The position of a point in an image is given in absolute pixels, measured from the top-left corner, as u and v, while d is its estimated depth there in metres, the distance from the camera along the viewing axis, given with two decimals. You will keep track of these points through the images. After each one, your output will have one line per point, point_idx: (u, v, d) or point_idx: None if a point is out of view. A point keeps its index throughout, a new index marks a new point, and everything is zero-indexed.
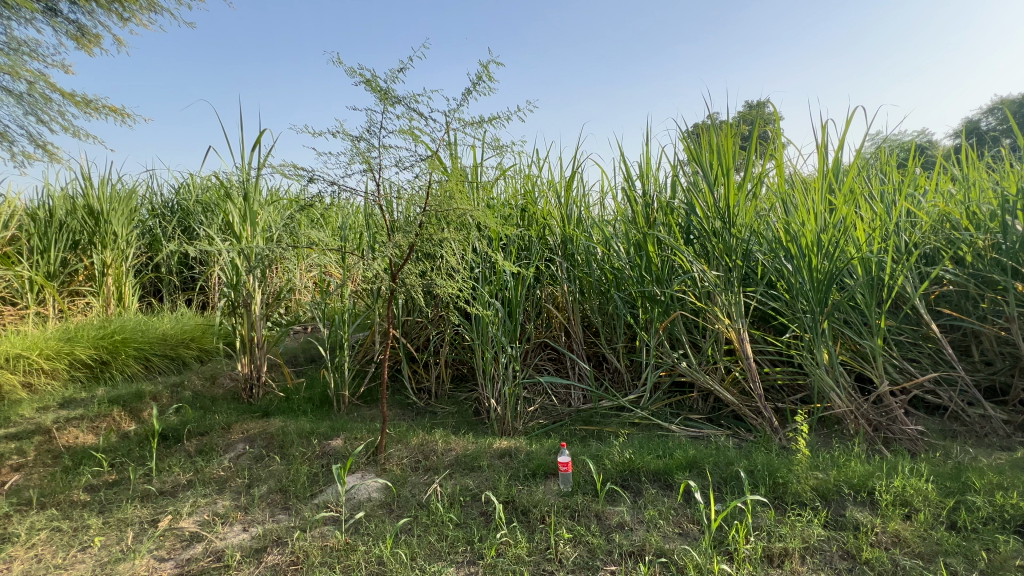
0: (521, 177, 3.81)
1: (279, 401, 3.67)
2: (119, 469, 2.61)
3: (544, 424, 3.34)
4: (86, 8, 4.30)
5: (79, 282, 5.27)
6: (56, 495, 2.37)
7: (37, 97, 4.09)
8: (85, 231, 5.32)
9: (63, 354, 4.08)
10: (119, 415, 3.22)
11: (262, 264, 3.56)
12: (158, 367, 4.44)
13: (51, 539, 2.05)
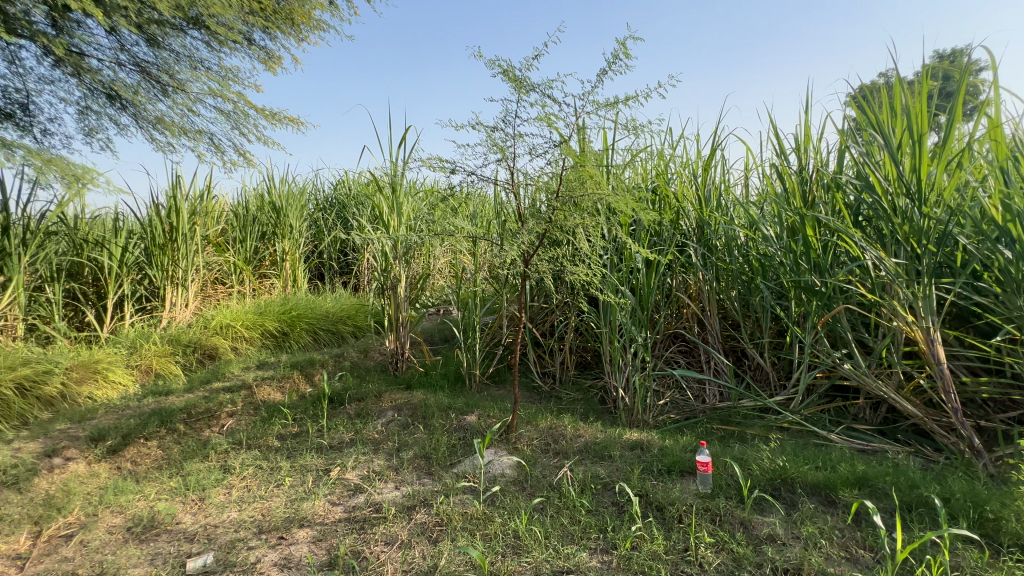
0: (654, 157, 3.61)
1: (419, 375, 4.03)
2: (299, 423, 3.12)
3: (675, 419, 3.18)
4: (273, 36, 5.07)
5: (267, 267, 6.37)
6: (257, 439, 2.92)
7: (239, 113, 4.96)
8: (270, 223, 6.40)
9: (257, 325, 4.99)
10: (297, 377, 3.83)
11: (406, 252, 3.92)
12: (324, 339, 5.21)
13: (256, 474, 2.53)
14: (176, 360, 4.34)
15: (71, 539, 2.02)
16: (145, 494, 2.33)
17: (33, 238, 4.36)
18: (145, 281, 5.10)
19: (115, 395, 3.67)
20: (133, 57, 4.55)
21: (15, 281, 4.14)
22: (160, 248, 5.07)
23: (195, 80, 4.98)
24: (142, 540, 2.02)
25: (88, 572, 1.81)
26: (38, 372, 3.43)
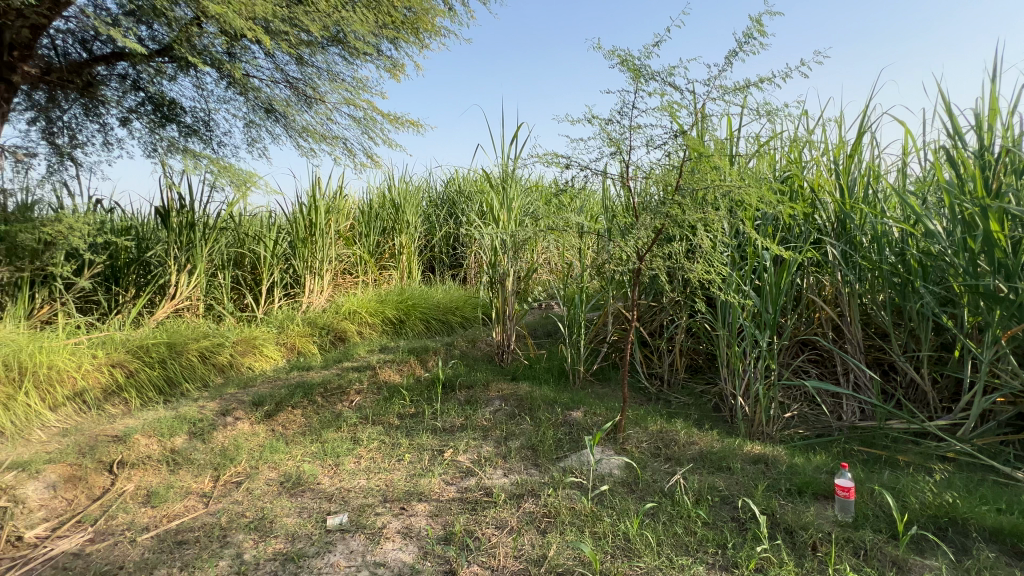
0: (786, 144, 3.25)
1: (524, 367, 4.12)
2: (416, 404, 3.36)
3: (804, 435, 2.86)
4: (398, 46, 5.46)
5: (387, 259, 6.95)
6: (380, 416, 3.21)
7: (369, 119, 5.45)
8: (391, 219, 6.97)
9: (379, 312, 5.48)
10: (413, 362, 4.13)
11: (515, 247, 4.00)
12: (435, 328, 5.60)
13: (380, 448, 2.79)
14: (314, 341, 4.92)
15: (240, 486, 2.41)
16: (293, 455, 2.70)
17: (211, 232, 5.24)
18: (290, 269, 5.81)
19: (267, 366, 4.31)
20: (285, 75, 5.22)
21: (196, 267, 5.07)
22: (302, 242, 5.78)
23: (334, 91, 5.56)
24: (292, 494, 2.34)
25: (253, 515, 2.15)
26: (213, 344, 4.11)
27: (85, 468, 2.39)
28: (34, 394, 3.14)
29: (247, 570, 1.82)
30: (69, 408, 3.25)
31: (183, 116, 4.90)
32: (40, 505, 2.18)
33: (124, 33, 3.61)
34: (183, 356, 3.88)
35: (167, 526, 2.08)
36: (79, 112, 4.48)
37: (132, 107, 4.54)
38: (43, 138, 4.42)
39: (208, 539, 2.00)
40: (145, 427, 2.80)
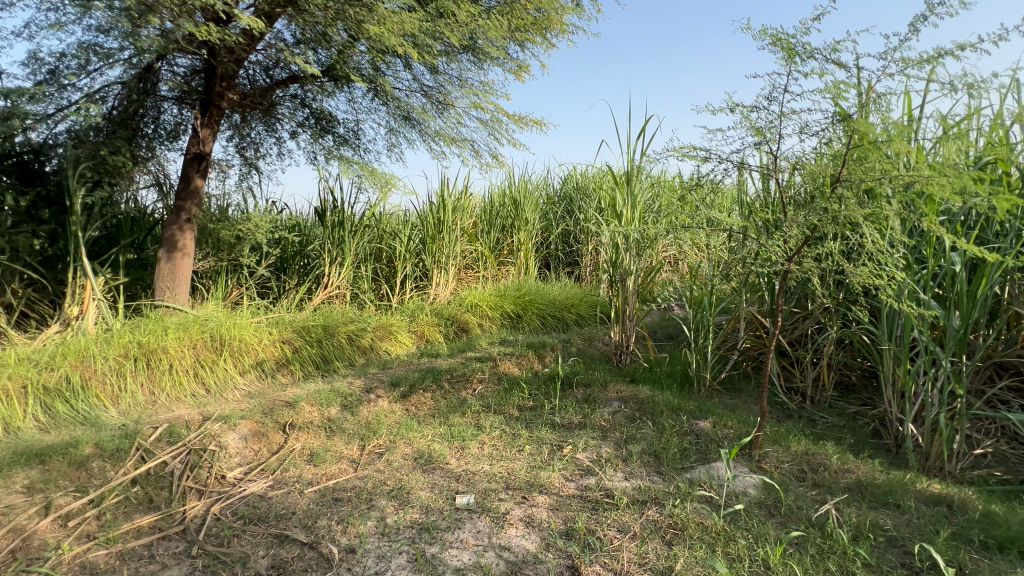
0: (989, 122, 2.66)
1: (644, 370, 3.96)
2: (535, 398, 3.43)
3: (1001, 479, 2.36)
4: (525, 48, 5.58)
5: (506, 255, 7.17)
6: (502, 406, 3.34)
7: (495, 120, 5.66)
8: (511, 217, 7.19)
9: (498, 306, 5.69)
10: (532, 356, 4.22)
11: (639, 245, 3.85)
12: (551, 324, 5.69)
13: (501, 436, 2.91)
14: (440, 331, 5.29)
15: (381, 456, 2.70)
16: (425, 434, 2.94)
17: (357, 229, 5.91)
18: (421, 263, 6.30)
19: (400, 351, 4.76)
20: (421, 84, 5.65)
21: (345, 259, 5.77)
22: (431, 239, 6.24)
23: (463, 96, 5.88)
24: (425, 470, 2.56)
25: (393, 484, 2.40)
26: (358, 328, 4.63)
27: (267, 426, 2.83)
28: (229, 361, 3.84)
29: (390, 532, 2.04)
30: (252, 374, 3.93)
31: (338, 127, 5.59)
32: (236, 451, 2.62)
33: (301, 58, 4.21)
34: (335, 337, 4.44)
35: (326, 484, 2.41)
36: (262, 128, 5.37)
37: (301, 122, 5.30)
38: (237, 152, 5.38)
39: (357, 500, 2.28)
40: (308, 396, 3.23)
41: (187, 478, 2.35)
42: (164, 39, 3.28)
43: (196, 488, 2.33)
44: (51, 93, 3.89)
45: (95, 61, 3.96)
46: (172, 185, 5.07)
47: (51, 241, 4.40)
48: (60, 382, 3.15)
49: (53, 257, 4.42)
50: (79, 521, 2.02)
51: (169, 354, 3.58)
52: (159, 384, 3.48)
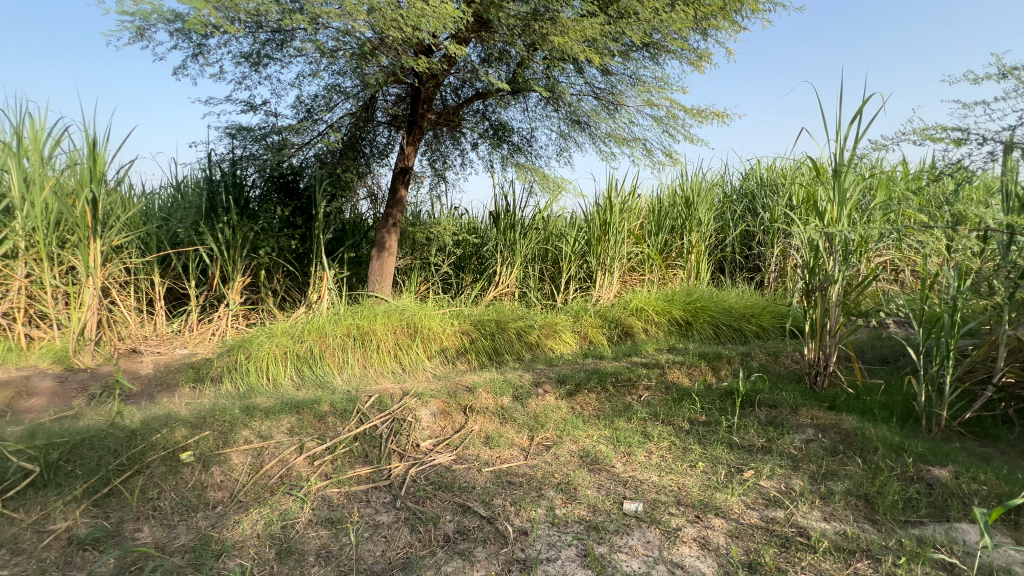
0: None
1: (849, 397, 3.33)
2: (709, 413, 3.18)
3: None
4: (708, 36, 5.18)
5: (674, 258, 6.77)
6: (671, 417, 3.17)
7: (670, 115, 5.39)
8: (682, 218, 6.76)
9: (665, 312, 5.42)
10: (705, 368, 3.91)
11: (848, 248, 3.22)
12: (726, 335, 5.23)
13: (670, 449, 2.77)
14: (604, 333, 5.26)
15: (549, 449, 2.83)
16: (590, 435, 2.97)
17: (526, 231, 6.25)
18: (585, 265, 6.34)
19: (563, 349, 4.89)
20: (593, 87, 5.68)
21: (515, 260, 6.15)
22: (596, 241, 6.25)
23: (635, 95, 5.73)
24: (591, 469, 2.59)
25: (561, 477, 2.49)
26: (526, 325, 4.89)
27: (452, 406, 3.13)
28: (420, 346, 4.43)
29: (559, 523, 2.14)
30: (437, 359, 4.47)
31: (512, 136, 5.98)
32: (427, 424, 2.98)
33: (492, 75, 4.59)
34: (506, 332, 4.77)
35: (501, 466, 2.62)
36: (449, 142, 6.05)
37: (481, 134, 5.81)
38: (429, 165, 6.16)
39: (529, 486, 2.43)
40: (485, 384, 3.44)
41: (392, 441, 2.76)
42: (382, 74, 3.91)
43: (398, 451, 2.72)
44: (308, 127, 5.01)
45: (336, 98, 4.97)
46: (382, 195, 6.07)
47: (302, 242, 5.65)
48: (307, 352, 4.04)
49: (303, 255, 5.68)
50: (321, 462, 2.55)
51: (376, 336, 4.30)
52: (370, 360, 4.21)
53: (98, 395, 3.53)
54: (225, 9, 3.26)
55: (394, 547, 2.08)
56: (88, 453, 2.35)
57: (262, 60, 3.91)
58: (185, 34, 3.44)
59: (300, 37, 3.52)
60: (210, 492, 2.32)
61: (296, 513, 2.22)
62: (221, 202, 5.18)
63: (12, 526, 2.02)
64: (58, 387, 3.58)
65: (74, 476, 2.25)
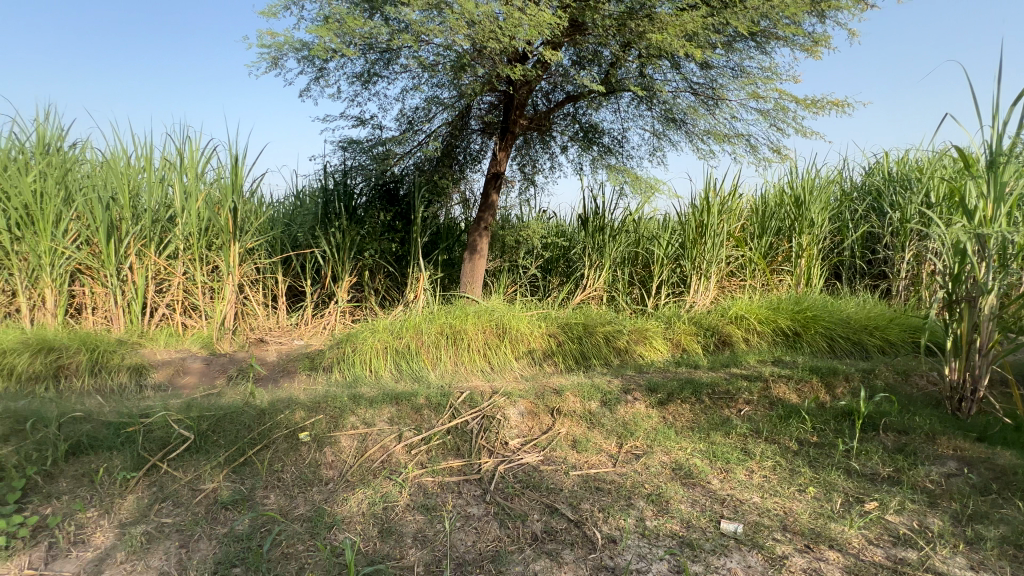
0: None
1: (1005, 428, 2.83)
2: (822, 434, 2.89)
3: None
4: (826, 18, 4.70)
5: (779, 262, 6.22)
6: (776, 435, 2.92)
7: (779, 107, 4.96)
8: (790, 218, 6.18)
9: (770, 320, 4.98)
10: (817, 384, 3.54)
11: (1006, 252, 2.72)
12: (842, 349, 4.69)
13: (775, 469, 2.58)
14: (698, 341, 4.98)
15: (639, 458, 2.75)
16: (683, 447, 2.83)
17: (616, 234, 6.08)
18: (678, 269, 6.05)
19: (654, 356, 4.75)
20: (690, 83, 5.42)
21: (603, 263, 6.03)
22: (691, 243, 5.93)
23: (738, 87, 5.36)
24: (685, 482, 2.50)
25: (652, 488, 2.44)
26: (615, 330, 4.79)
27: (540, 407, 3.14)
28: (509, 347, 4.54)
29: (650, 536, 2.13)
30: (524, 360, 4.54)
31: (603, 138, 5.90)
32: (515, 424, 3.02)
33: (586, 77, 4.56)
34: (594, 336, 4.71)
35: (588, 471, 2.61)
36: (539, 146, 6.12)
37: (571, 136, 5.81)
38: (519, 170, 6.28)
39: (618, 494, 2.40)
40: (572, 386, 3.40)
41: (482, 437, 2.84)
42: (476, 83, 4.07)
43: (487, 447, 2.80)
44: (410, 138, 5.37)
45: (435, 109, 5.26)
46: (474, 200, 6.31)
47: (402, 245, 6.05)
48: (404, 348, 4.33)
49: (402, 257, 6.09)
50: (417, 451, 2.71)
51: (468, 336, 4.48)
52: (461, 358, 4.40)
53: (235, 376, 4.08)
54: (344, 34, 3.61)
55: (484, 539, 2.18)
56: (229, 426, 2.66)
57: (372, 78, 4.26)
58: (310, 60, 3.85)
59: (406, 55, 3.79)
60: (323, 470, 2.56)
61: (395, 496, 2.39)
62: (334, 209, 5.73)
63: (173, 482, 2.37)
64: (206, 368, 4.17)
65: (218, 445, 2.56)
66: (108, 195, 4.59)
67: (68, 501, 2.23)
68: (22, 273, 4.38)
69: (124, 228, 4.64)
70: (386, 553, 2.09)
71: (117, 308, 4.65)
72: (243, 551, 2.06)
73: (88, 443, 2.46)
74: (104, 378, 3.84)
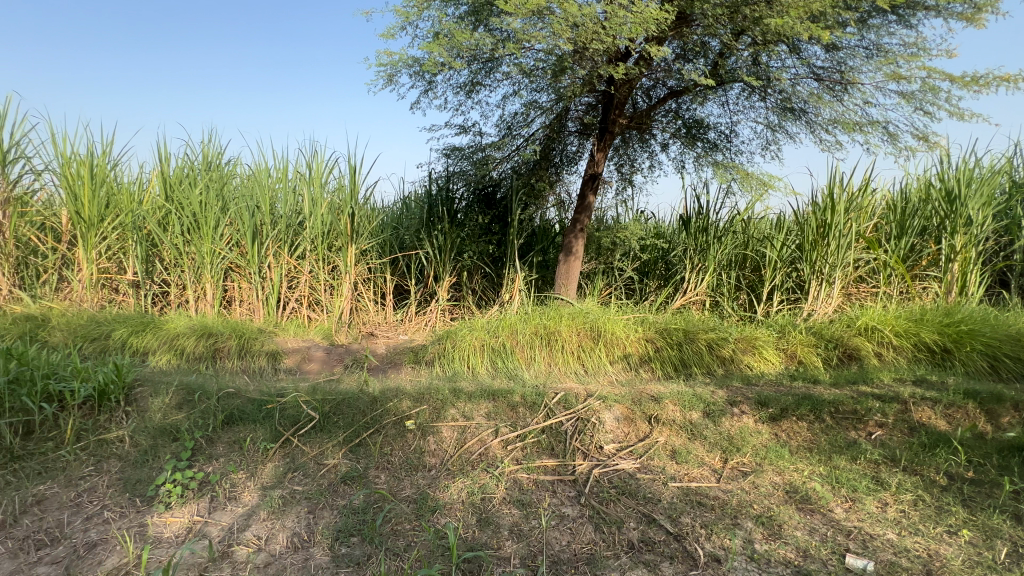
0: None
1: None
2: (980, 471, 2.52)
3: None
4: None
5: (924, 267, 5.38)
6: (917, 466, 2.61)
7: (929, 87, 4.28)
8: (940, 215, 5.31)
9: (910, 334, 4.39)
10: (973, 411, 3.03)
11: None
12: (1008, 371, 4.03)
13: (918, 506, 2.34)
14: (818, 353, 4.48)
15: (746, 476, 2.60)
16: (797, 468, 2.63)
17: (722, 236, 5.70)
18: (794, 273, 5.52)
19: (765, 369, 4.39)
20: (812, 68, 4.91)
21: (707, 266, 5.66)
22: (810, 245, 5.37)
23: (874, 69, 4.73)
24: (802, 508, 2.35)
25: (761, 509, 2.33)
26: (718, 338, 4.50)
27: (636, 413, 3.05)
28: (603, 350, 4.46)
29: (760, 560, 2.04)
30: (619, 364, 4.44)
31: (708, 133, 5.57)
32: (611, 428, 2.96)
33: (692, 70, 4.34)
34: (695, 343, 4.46)
35: (689, 483, 2.52)
36: (638, 145, 5.95)
37: (673, 133, 5.56)
38: (616, 170, 6.16)
39: (722, 512, 2.32)
40: (671, 394, 3.24)
41: (576, 439, 2.84)
42: (575, 84, 4.07)
43: (582, 450, 2.79)
44: (508, 143, 5.52)
45: (534, 113, 5.35)
46: (570, 202, 6.31)
47: (498, 246, 6.27)
48: (500, 346, 4.46)
49: (499, 258, 6.31)
50: (512, 447, 2.79)
51: (562, 338, 4.50)
52: (555, 359, 4.42)
53: (351, 365, 4.53)
54: (452, 48, 3.82)
55: (579, 541, 2.19)
56: (346, 409, 2.94)
57: (475, 87, 4.46)
58: (420, 75, 4.14)
59: (508, 62, 3.91)
60: (427, 457, 2.74)
61: (492, 489, 2.48)
62: (437, 213, 6.06)
63: (302, 455, 2.68)
64: (326, 356, 4.71)
65: (337, 425, 2.84)
66: (254, 204, 5.34)
67: (224, 463, 2.60)
68: (190, 269, 5.26)
69: (265, 231, 5.37)
70: (484, 542, 2.18)
71: (258, 301, 5.38)
72: (359, 523, 2.28)
73: (237, 415, 2.85)
74: (248, 361, 4.46)
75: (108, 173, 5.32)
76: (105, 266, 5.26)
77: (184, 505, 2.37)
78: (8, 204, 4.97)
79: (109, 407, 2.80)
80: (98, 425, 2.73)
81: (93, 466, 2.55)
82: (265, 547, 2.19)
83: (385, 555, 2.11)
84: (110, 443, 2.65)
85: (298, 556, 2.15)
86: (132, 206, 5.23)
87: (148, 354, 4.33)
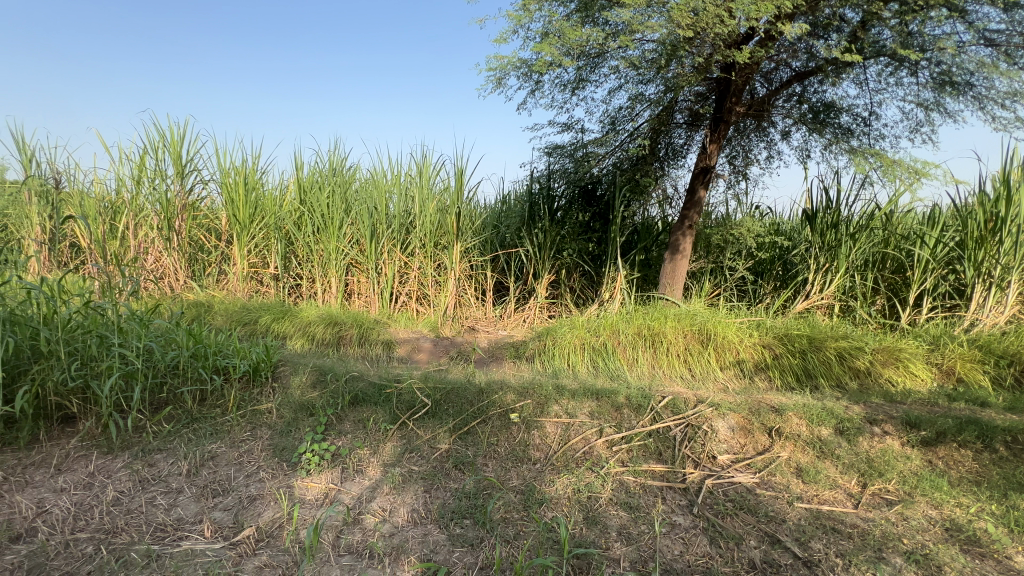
0: None
1: None
2: None
3: None
4: None
5: None
6: None
7: None
8: None
9: None
10: None
11: None
12: None
13: None
14: (986, 371, 3.87)
15: (891, 506, 2.32)
16: (960, 503, 2.31)
17: (856, 232, 4.95)
18: (952, 276, 4.72)
19: (912, 386, 3.83)
20: (983, 33, 4.14)
21: (838, 266, 4.98)
22: (975, 242, 4.53)
23: None
24: (968, 549, 2.06)
25: (914, 545, 2.08)
26: (852, 347, 3.99)
27: (754, 424, 2.81)
28: (713, 354, 4.20)
29: None
30: (731, 370, 4.14)
31: (841, 117, 4.95)
32: (724, 438, 2.77)
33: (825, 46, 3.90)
34: (823, 351, 4.01)
35: (820, 506, 2.32)
36: (754, 134, 5.49)
37: (798, 119, 5.03)
38: (728, 162, 5.72)
39: (863, 542, 2.10)
40: (796, 406, 2.93)
41: (686, 446, 2.71)
42: (686, 71, 3.86)
43: (693, 458, 2.65)
44: (612, 138, 5.41)
45: (639, 107, 5.17)
46: (676, 197, 6.00)
47: (598, 245, 6.22)
48: (601, 346, 4.37)
49: (599, 256, 6.27)
50: (617, 448, 2.73)
51: (667, 339, 4.30)
52: (659, 362, 4.25)
53: (456, 356, 4.77)
54: (562, 46, 3.84)
55: (693, 552, 2.11)
56: (456, 398, 3.10)
57: (581, 84, 4.44)
58: (528, 75, 4.22)
59: (616, 55, 3.83)
60: (531, 450, 2.80)
61: (598, 488, 2.47)
62: (538, 211, 6.13)
63: (417, 438, 2.88)
64: (433, 348, 5.02)
65: (448, 413, 3.01)
66: (372, 206, 5.84)
67: (352, 438, 2.88)
68: (319, 265, 5.91)
69: (381, 231, 5.85)
70: (593, 540, 2.17)
71: (374, 294, 5.87)
72: (471, 507, 2.41)
73: (362, 397, 3.14)
74: (367, 348, 4.92)
75: (257, 181, 6.16)
76: (253, 261, 6.10)
77: (321, 472, 2.68)
78: (184, 209, 5.96)
79: (261, 382, 3.27)
80: (253, 398, 3.18)
81: (250, 432, 2.96)
82: (390, 518, 2.39)
83: (496, 541, 2.20)
84: (263, 413, 3.08)
85: (418, 530, 2.32)
86: (275, 209, 6.02)
87: (287, 338, 4.94)
